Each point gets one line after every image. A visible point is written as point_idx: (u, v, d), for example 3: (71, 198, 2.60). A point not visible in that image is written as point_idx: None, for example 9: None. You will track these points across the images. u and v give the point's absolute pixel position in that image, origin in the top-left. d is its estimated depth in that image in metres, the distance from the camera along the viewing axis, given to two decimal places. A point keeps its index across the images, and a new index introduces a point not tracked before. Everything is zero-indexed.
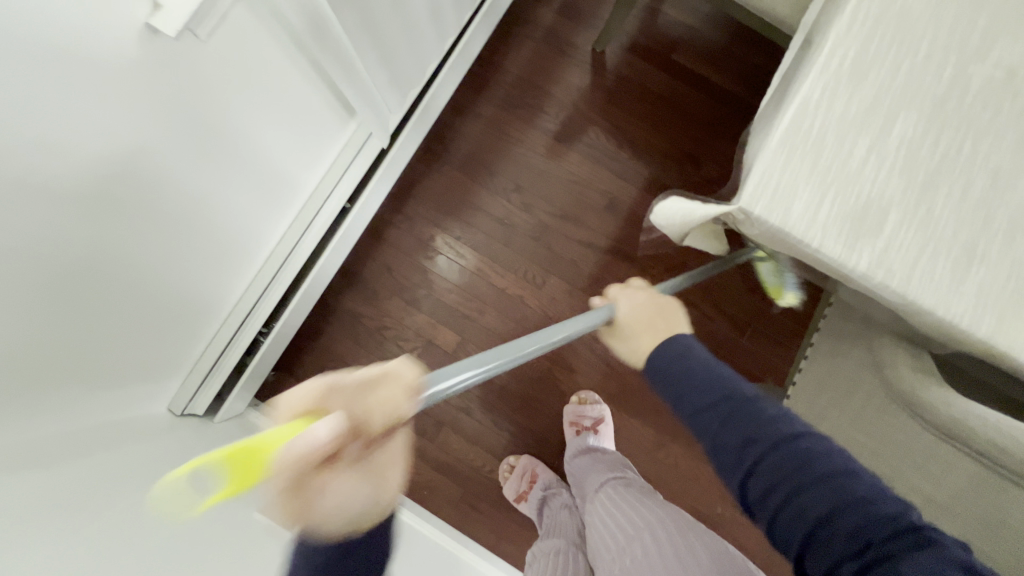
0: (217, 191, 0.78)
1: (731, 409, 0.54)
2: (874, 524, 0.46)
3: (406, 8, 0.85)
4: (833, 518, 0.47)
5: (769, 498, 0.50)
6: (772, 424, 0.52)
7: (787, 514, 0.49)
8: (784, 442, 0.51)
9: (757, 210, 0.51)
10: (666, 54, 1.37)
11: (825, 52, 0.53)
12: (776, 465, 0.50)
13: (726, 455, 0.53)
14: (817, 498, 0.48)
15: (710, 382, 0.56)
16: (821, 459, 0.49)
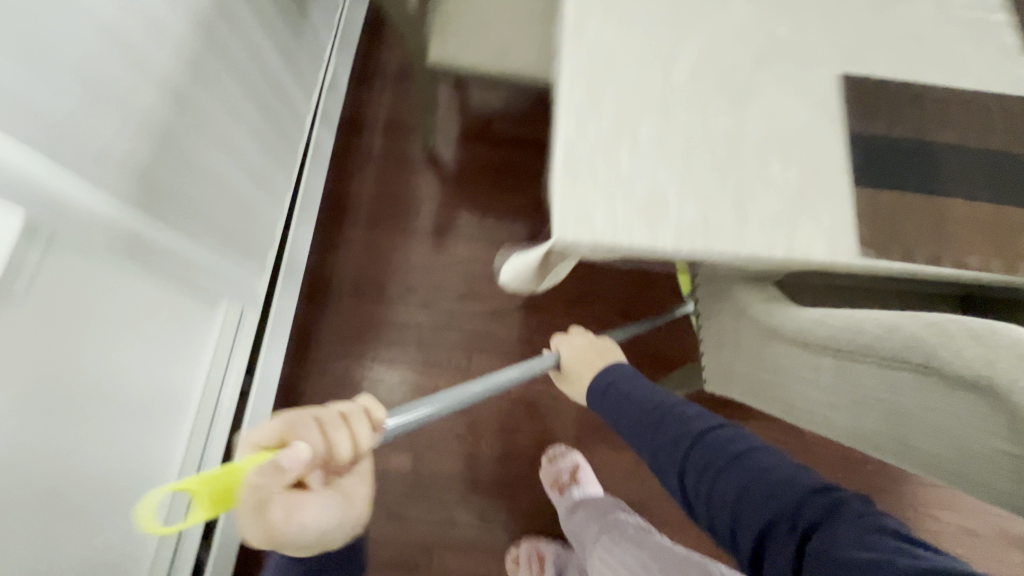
0: (94, 433, 0.74)
1: (654, 420, 0.63)
2: (783, 493, 0.49)
3: (230, 189, 0.90)
4: (746, 492, 0.52)
5: (700, 487, 0.55)
6: (690, 424, 0.60)
7: (714, 498, 0.54)
8: (702, 436, 0.58)
9: (569, 235, 0.59)
10: (489, 130, 1.54)
11: (564, 98, 0.65)
12: (694, 446, 0.57)
13: (656, 457, 0.61)
14: (738, 479, 0.53)
15: (644, 398, 0.66)
16: (738, 443, 0.55)
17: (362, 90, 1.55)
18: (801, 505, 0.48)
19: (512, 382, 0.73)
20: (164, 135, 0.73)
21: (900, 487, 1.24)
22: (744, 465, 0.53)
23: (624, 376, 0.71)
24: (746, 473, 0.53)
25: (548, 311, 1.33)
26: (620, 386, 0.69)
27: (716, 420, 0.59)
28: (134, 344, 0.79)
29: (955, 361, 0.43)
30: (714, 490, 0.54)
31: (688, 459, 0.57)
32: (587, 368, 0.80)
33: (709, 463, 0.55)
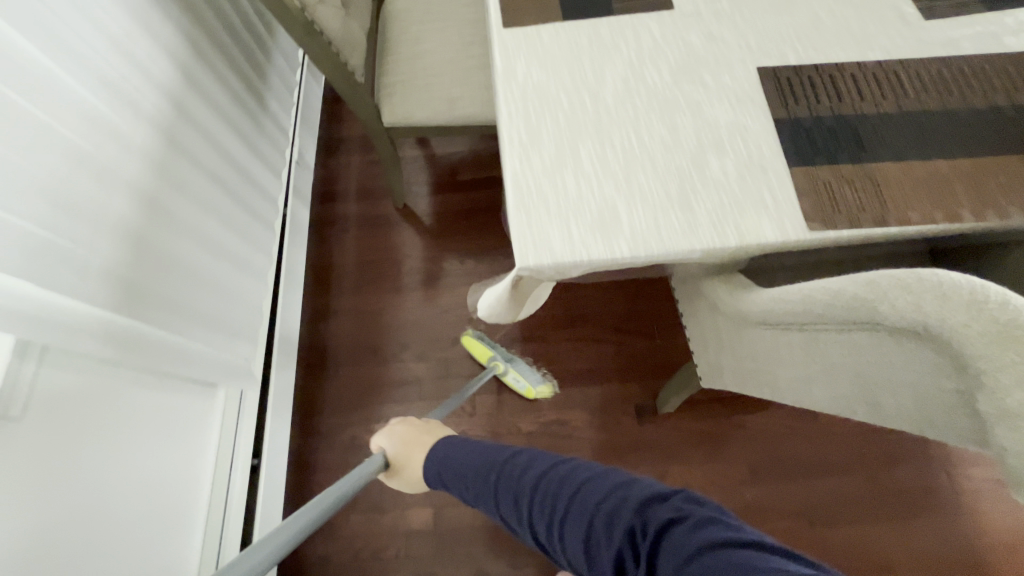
0: (107, 538, 0.74)
1: (489, 479, 0.65)
2: (619, 519, 0.50)
3: (212, 276, 0.93)
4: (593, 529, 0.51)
5: (551, 529, 0.56)
6: (522, 479, 0.62)
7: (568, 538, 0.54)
8: (540, 481, 0.60)
9: (532, 261, 0.61)
10: (457, 178, 1.60)
11: (506, 136, 0.69)
12: (542, 483, 0.59)
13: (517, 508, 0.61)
14: (579, 517, 0.53)
15: (477, 461, 0.69)
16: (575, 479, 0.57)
17: (331, 162, 1.62)
18: (635, 523, 0.49)
19: (360, 482, 0.78)
20: (140, 238, 0.77)
21: (929, 451, 1.21)
22: (586, 498, 0.54)
23: (458, 450, 0.74)
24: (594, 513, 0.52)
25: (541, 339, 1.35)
26: (454, 463, 0.72)
27: (549, 462, 0.62)
28: (135, 445, 0.80)
29: (903, 316, 0.44)
30: (570, 532, 0.53)
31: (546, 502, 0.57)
32: (414, 449, 0.86)
33: (563, 506, 0.55)
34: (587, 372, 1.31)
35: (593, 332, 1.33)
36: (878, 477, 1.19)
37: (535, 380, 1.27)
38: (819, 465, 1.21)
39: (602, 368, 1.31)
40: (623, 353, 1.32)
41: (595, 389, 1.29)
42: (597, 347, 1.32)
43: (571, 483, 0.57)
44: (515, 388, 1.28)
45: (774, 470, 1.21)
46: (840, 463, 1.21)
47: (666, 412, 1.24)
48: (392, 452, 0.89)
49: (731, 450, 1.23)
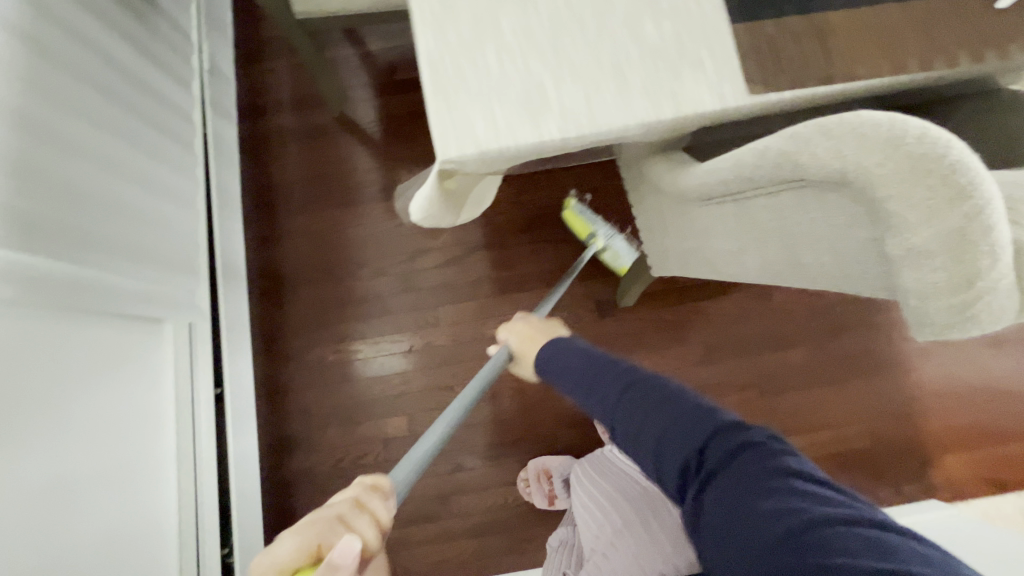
0: (90, 477, 0.75)
1: (599, 373, 0.67)
2: (701, 446, 0.53)
3: (127, 207, 0.86)
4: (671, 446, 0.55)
5: (635, 434, 0.59)
6: (635, 377, 0.64)
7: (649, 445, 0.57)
8: (644, 386, 0.62)
9: (454, 152, 0.56)
10: (397, 78, 1.46)
11: (416, 10, 0.60)
12: (631, 393, 0.62)
13: (612, 410, 0.63)
14: (661, 430, 0.57)
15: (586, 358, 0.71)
16: (670, 394, 0.59)
17: (255, 70, 1.45)
18: (737, 457, 0.50)
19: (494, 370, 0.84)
20: (21, 165, 0.68)
21: (873, 319, 1.28)
22: (701, 417, 0.55)
23: (566, 347, 0.75)
24: (706, 428, 0.53)
25: (502, 244, 1.32)
26: (565, 351, 0.74)
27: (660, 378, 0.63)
28: (87, 387, 0.78)
29: (823, 164, 0.46)
30: (636, 433, 0.59)
31: (653, 409, 0.59)
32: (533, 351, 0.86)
33: (642, 416, 0.59)
34: (550, 273, 1.30)
35: (553, 234, 1.31)
36: (825, 346, 1.27)
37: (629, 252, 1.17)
38: (773, 341, 1.27)
39: (565, 268, 1.30)
40: (583, 253, 1.31)
41: (558, 290, 1.30)
42: (559, 248, 1.31)
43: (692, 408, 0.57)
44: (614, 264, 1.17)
45: (729, 349, 1.27)
46: (789, 337, 1.27)
47: (627, 305, 1.26)
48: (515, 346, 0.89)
49: (690, 334, 1.27)
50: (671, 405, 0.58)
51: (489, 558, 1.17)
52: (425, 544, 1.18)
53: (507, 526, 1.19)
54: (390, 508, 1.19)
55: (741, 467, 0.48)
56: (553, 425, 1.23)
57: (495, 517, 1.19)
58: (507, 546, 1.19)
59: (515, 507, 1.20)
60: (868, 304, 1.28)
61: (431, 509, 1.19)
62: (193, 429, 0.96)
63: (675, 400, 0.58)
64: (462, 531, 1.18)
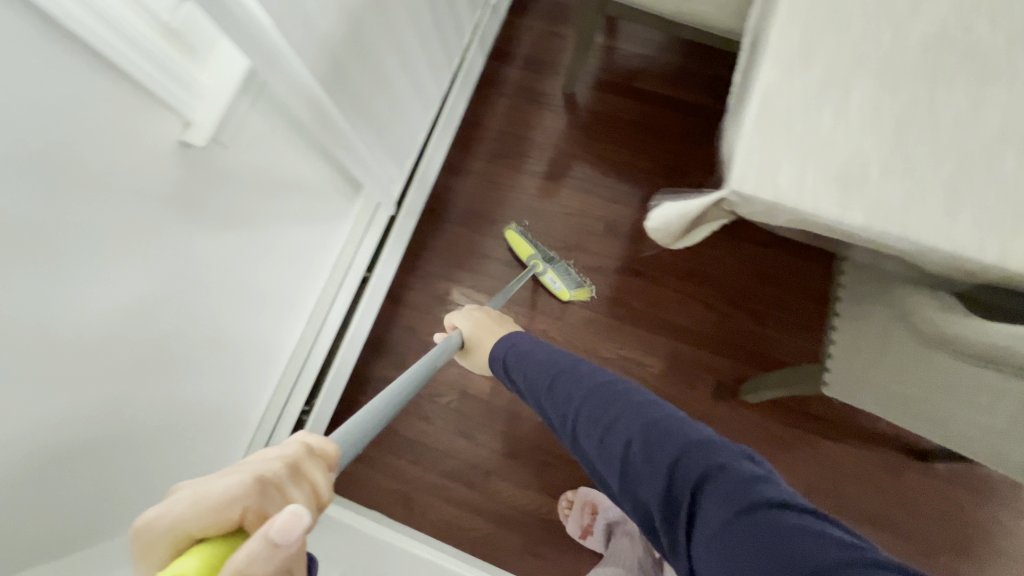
0: (251, 283, 0.84)
1: (554, 375, 0.70)
2: (683, 478, 0.51)
3: (392, 88, 0.94)
4: (660, 474, 0.52)
5: (614, 450, 0.58)
6: (588, 386, 0.65)
7: (632, 469, 0.55)
8: (613, 394, 0.62)
9: (748, 189, 0.55)
10: (631, 83, 1.47)
11: (772, 44, 0.59)
12: (597, 400, 0.62)
13: (574, 416, 0.64)
14: (643, 450, 0.55)
15: (547, 364, 0.72)
16: (643, 409, 0.59)
17: (513, 20, 1.52)
18: (725, 486, 0.48)
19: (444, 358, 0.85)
20: (357, 18, 0.77)
21: (1004, 561, 1.11)
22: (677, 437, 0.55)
23: (539, 348, 0.76)
24: (687, 443, 0.53)
25: (651, 279, 1.30)
26: (531, 353, 0.75)
27: (603, 381, 0.65)
28: (290, 215, 0.87)
29: None
30: (610, 444, 0.58)
31: (618, 425, 0.59)
32: (486, 334, 0.88)
33: (614, 424, 0.59)
34: (683, 329, 1.27)
35: (707, 295, 1.27)
36: (936, 555, 1.12)
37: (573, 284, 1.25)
38: (879, 518, 1.14)
39: (699, 333, 1.26)
40: (728, 329, 1.25)
41: (682, 347, 1.26)
42: (702, 310, 1.27)
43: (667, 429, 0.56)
44: (552, 289, 1.26)
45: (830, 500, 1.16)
46: (900, 525, 1.13)
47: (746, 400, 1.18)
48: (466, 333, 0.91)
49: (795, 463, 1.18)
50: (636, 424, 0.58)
51: (498, 550, 1.16)
52: (449, 502, 1.19)
53: (528, 532, 1.18)
54: (436, 452, 1.22)
55: (717, 498, 0.47)
56: None
57: (521, 517, 1.18)
58: (518, 549, 1.17)
59: (545, 520, 1.18)
60: (1008, 541, 1.11)
61: (469, 476, 1.20)
62: (334, 295, 1.04)
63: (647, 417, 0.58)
64: (486, 510, 1.18)
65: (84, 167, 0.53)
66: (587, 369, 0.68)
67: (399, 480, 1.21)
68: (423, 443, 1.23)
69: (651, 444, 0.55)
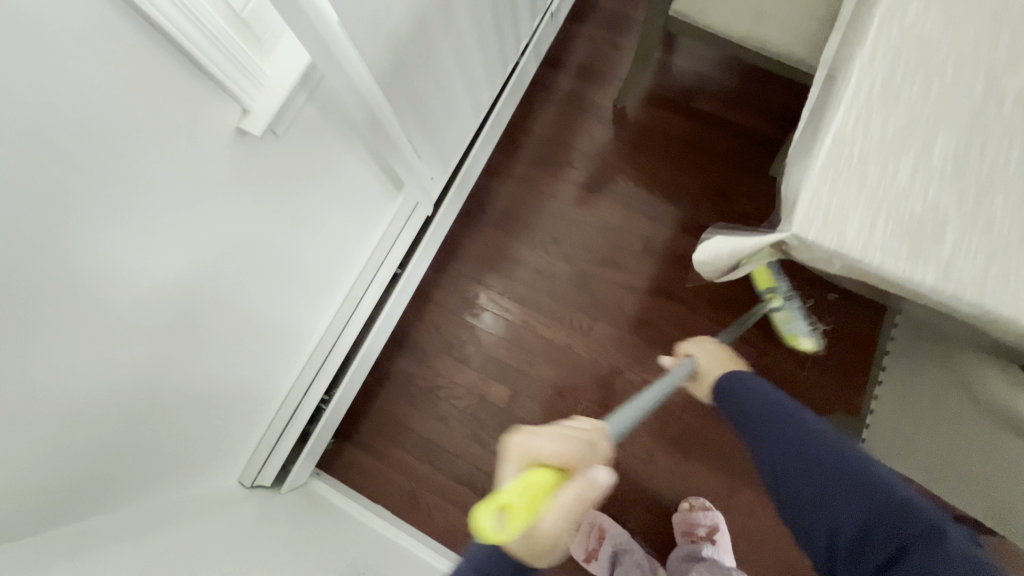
0: (289, 271, 0.85)
1: (785, 414, 0.65)
2: (881, 536, 0.49)
3: (446, 89, 0.93)
4: (854, 530, 0.51)
5: (806, 512, 0.56)
6: (848, 443, 0.58)
7: (819, 527, 0.54)
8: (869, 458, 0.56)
9: (811, 235, 0.52)
10: (684, 101, 1.44)
11: (853, 83, 0.56)
12: (809, 454, 0.58)
13: (782, 474, 0.60)
14: (852, 505, 0.52)
15: (772, 405, 0.68)
16: (863, 471, 0.54)
17: (568, 27, 1.50)
18: (927, 554, 0.46)
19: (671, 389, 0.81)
20: (422, 18, 0.76)
21: None
22: (886, 486, 0.52)
23: (748, 382, 0.74)
24: (881, 514, 0.50)
25: (685, 304, 1.28)
26: (751, 385, 0.73)
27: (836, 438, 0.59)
28: (333, 206, 0.87)
29: None
30: (813, 512, 0.55)
31: (812, 463, 0.58)
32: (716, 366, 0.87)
33: (808, 488, 0.56)
34: None
35: (743, 328, 1.24)
36: None
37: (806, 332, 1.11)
38: None
39: None
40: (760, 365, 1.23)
41: None
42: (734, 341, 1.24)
43: (857, 477, 0.54)
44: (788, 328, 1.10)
45: None
46: None
47: None
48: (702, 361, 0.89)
49: None
50: (797, 458, 0.59)
51: None
52: (456, 505, 1.19)
53: None
54: (449, 453, 1.22)
55: (919, 562, 0.46)
56: (627, 491, 1.18)
57: None
58: None
59: None
60: None
61: (478, 483, 1.19)
62: (365, 288, 1.04)
63: (816, 451, 0.58)
64: None
65: (144, 148, 0.53)
66: (803, 419, 0.64)
67: (409, 477, 1.21)
68: (438, 443, 1.22)
69: (871, 514, 0.51)
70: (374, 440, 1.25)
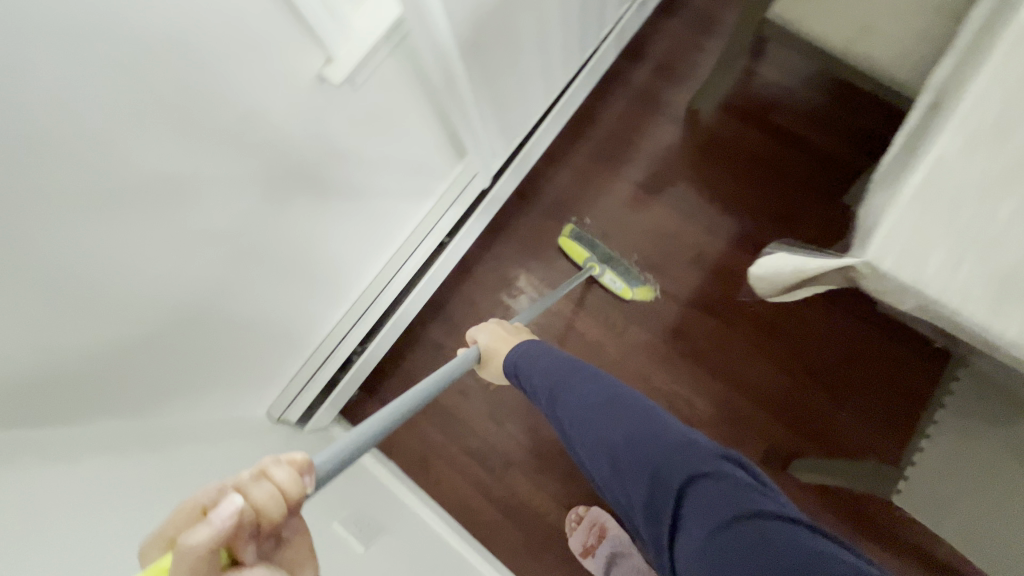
0: (344, 220, 0.87)
1: (564, 375, 0.69)
2: (664, 495, 0.53)
3: (521, 65, 0.92)
4: (648, 492, 0.55)
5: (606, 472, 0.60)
6: (619, 403, 0.63)
7: (619, 487, 0.58)
8: (626, 413, 0.61)
9: (887, 265, 0.49)
10: (762, 112, 1.37)
11: (963, 110, 0.52)
12: (596, 414, 0.63)
13: (579, 435, 0.64)
14: (639, 464, 0.56)
15: (560, 368, 0.71)
16: (646, 429, 0.58)
17: (654, 19, 1.45)
18: (701, 501, 0.50)
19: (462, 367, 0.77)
20: None
21: None
22: (657, 440, 0.56)
23: (542, 352, 0.75)
24: (664, 468, 0.54)
25: (726, 320, 1.24)
26: (539, 358, 0.74)
27: (627, 395, 0.64)
28: (395, 164, 0.88)
29: None
30: (615, 473, 0.59)
31: (599, 432, 0.61)
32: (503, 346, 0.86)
33: (604, 447, 0.60)
34: (745, 383, 1.20)
35: (783, 356, 1.20)
36: None
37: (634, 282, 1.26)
38: None
39: (761, 388, 1.20)
40: (794, 397, 1.18)
41: (737, 399, 1.20)
42: (771, 367, 1.20)
43: (635, 437, 0.58)
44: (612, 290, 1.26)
45: None
46: None
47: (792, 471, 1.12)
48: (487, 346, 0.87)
49: None
50: (593, 414, 0.63)
51: (495, 538, 1.17)
52: (463, 478, 1.20)
53: (530, 532, 1.17)
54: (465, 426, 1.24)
55: (697, 517, 0.50)
56: None
57: (526, 515, 1.18)
58: (515, 545, 1.17)
59: (549, 526, 1.17)
60: None
61: (487, 460, 1.21)
62: (412, 251, 1.06)
63: (609, 408, 0.62)
64: (497, 497, 1.19)
65: (228, 78, 0.55)
66: (587, 377, 0.68)
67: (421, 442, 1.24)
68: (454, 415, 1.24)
69: (654, 470, 0.55)
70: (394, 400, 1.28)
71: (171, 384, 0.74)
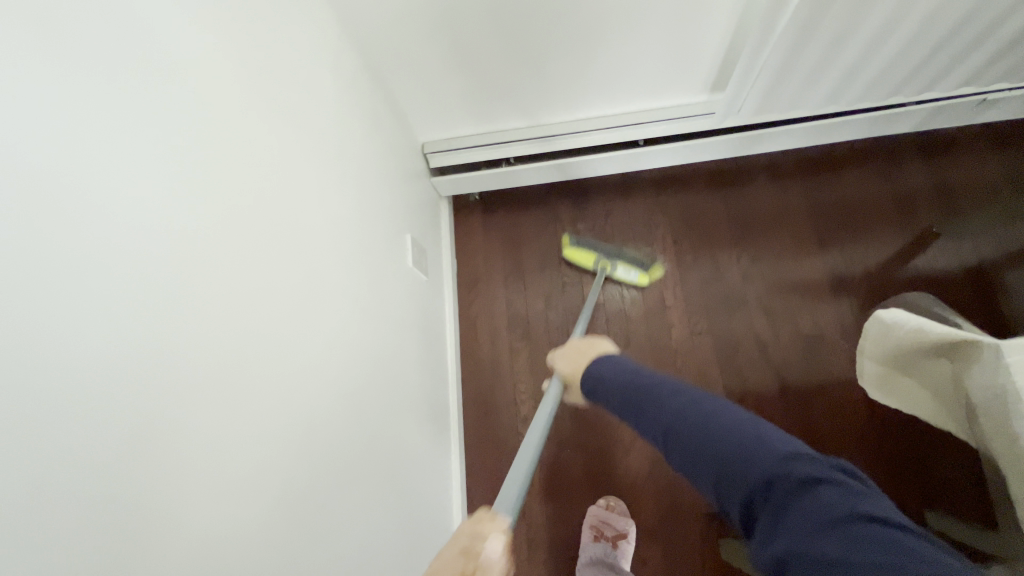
0: (598, 45, 0.98)
1: (639, 394, 0.65)
2: (743, 488, 0.47)
3: (836, 50, 0.93)
4: (726, 484, 0.49)
5: (691, 471, 0.53)
6: (692, 408, 0.57)
7: (698, 473, 0.52)
8: (697, 414, 0.55)
9: (1010, 358, 0.49)
10: (996, 292, 1.22)
11: None
12: (682, 429, 0.55)
13: (670, 449, 0.57)
14: (722, 465, 0.50)
15: (648, 380, 0.66)
16: (723, 430, 0.52)
17: (974, 139, 1.32)
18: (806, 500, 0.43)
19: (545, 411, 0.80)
20: None
21: None
22: (722, 431, 0.52)
23: (618, 371, 0.72)
24: (750, 465, 0.47)
25: (785, 404, 1.18)
26: (623, 371, 0.71)
27: (712, 401, 0.57)
28: (668, 37, 0.97)
29: None
30: (695, 463, 0.53)
31: (693, 443, 0.53)
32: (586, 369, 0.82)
33: (695, 449, 0.53)
34: None
35: None
36: None
37: (632, 275, 1.23)
38: None
39: None
40: None
41: None
42: None
43: (715, 433, 0.52)
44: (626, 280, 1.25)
45: None
46: None
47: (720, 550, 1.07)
48: (567, 372, 0.86)
49: None
50: (677, 420, 0.57)
51: (469, 372, 1.27)
52: (485, 314, 1.31)
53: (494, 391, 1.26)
54: (520, 285, 1.32)
55: (794, 509, 0.43)
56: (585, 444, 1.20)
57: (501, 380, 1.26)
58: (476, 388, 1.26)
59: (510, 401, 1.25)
60: None
61: (513, 320, 1.30)
62: (613, 126, 1.14)
63: (699, 415, 0.55)
64: (495, 348, 1.28)
65: None
66: (671, 393, 0.61)
67: (482, 266, 1.35)
68: (522, 271, 1.33)
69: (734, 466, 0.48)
70: (490, 222, 1.38)
71: (409, 35, 0.91)
